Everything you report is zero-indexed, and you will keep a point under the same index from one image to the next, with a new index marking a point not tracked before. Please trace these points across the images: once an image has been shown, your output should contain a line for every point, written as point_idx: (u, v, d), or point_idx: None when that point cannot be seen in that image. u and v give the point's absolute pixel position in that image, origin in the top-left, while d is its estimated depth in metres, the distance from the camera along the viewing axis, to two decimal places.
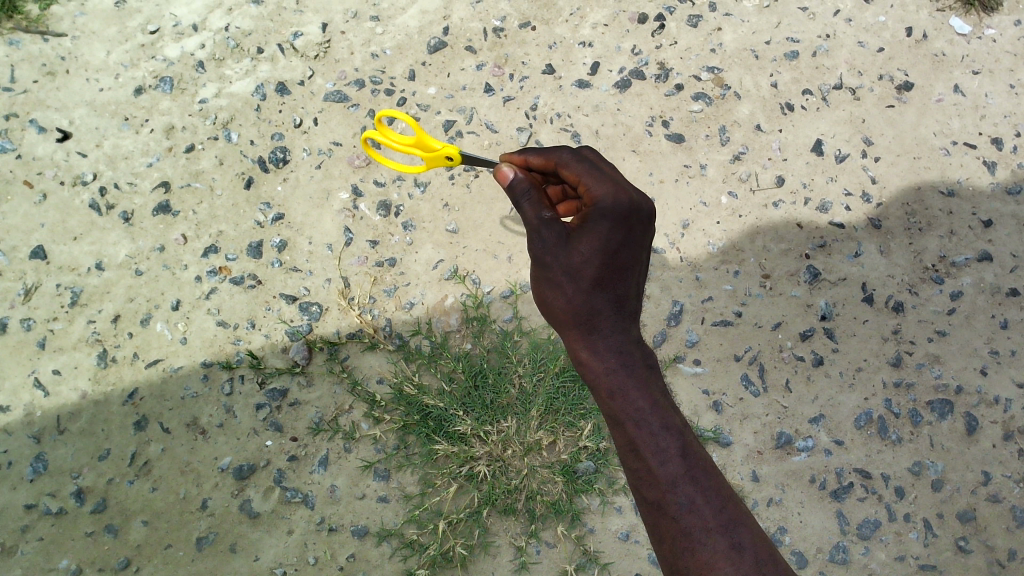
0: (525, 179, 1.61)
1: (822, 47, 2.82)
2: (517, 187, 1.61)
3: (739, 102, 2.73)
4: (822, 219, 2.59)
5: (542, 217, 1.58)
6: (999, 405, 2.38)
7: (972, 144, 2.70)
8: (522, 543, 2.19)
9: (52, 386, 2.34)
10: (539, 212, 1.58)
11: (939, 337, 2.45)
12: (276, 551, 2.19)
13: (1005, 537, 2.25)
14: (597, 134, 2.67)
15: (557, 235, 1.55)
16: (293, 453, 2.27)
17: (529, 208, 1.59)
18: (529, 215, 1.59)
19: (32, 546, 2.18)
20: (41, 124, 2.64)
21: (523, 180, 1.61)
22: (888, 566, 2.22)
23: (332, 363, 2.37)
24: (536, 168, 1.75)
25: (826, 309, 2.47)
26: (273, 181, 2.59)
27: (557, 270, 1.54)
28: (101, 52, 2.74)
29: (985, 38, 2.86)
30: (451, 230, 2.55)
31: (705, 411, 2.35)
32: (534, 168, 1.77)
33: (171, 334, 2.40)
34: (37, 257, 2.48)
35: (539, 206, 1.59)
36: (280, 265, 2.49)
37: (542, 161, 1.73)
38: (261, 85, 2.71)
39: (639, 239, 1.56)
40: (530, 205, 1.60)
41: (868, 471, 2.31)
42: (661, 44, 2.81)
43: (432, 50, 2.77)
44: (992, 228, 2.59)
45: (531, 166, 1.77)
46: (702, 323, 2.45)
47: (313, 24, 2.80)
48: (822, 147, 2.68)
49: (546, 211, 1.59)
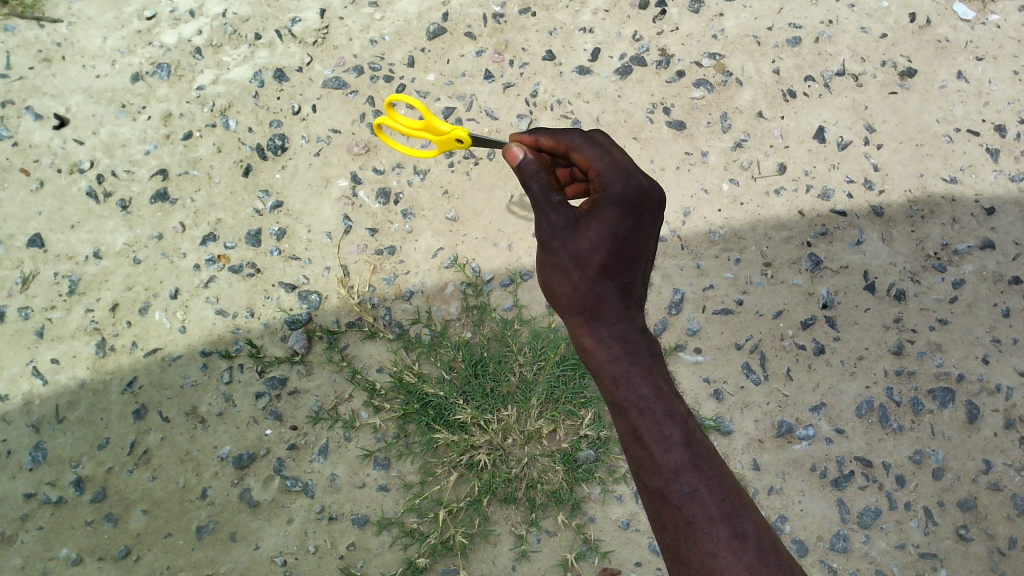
0: (534, 160, 1.53)
1: (825, 33, 2.80)
2: (526, 167, 1.53)
3: (740, 88, 2.71)
4: (823, 207, 2.58)
5: (551, 201, 1.53)
6: (1001, 393, 2.38)
7: (975, 131, 2.68)
8: (523, 532, 2.19)
9: (50, 375, 2.33)
10: (547, 193, 1.54)
11: (941, 325, 2.44)
12: (276, 540, 2.19)
13: (1006, 525, 2.24)
14: (597, 121, 2.65)
15: (565, 220, 1.52)
16: (294, 441, 2.27)
17: (537, 189, 1.53)
18: (538, 197, 1.54)
19: (32, 535, 2.17)
20: (37, 111, 2.61)
21: (534, 160, 1.52)
22: (888, 554, 2.22)
23: (331, 351, 2.36)
24: (546, 149, 1.70)
25: (827, 297, 2.46)
26: (271, 169, 2.57)
27: (565, 256, 1.52)
28: (98, 39, 2.71)
29: (989, 23, 2.83)
30: (450, 218, 2.53)
31: (706, 400, 2.35)
32: (544, 149, 1.72)
33: (170, 322, 2.39)
34: (35, 245, 2.46)
35: (547, 188, 1.54)
36: (279, 253, 2.48)
37: (552, 143, 1.68)
38: (259, 72, 2.68)
39: (647, 227, 1.55)
40: (539, 186, 1.53)
41: (868, 459, 2.31)
42: (662, 30, 2.78)
43: (432, 36, 2.75)
44: (995, 216, 2.58)
45: (541, 146, 1.72)
46: (703, 312, 2.44)
47: (311, 10, 2.77)
48: (824, 134, 2.66)
49: (554, 193, 1.54)
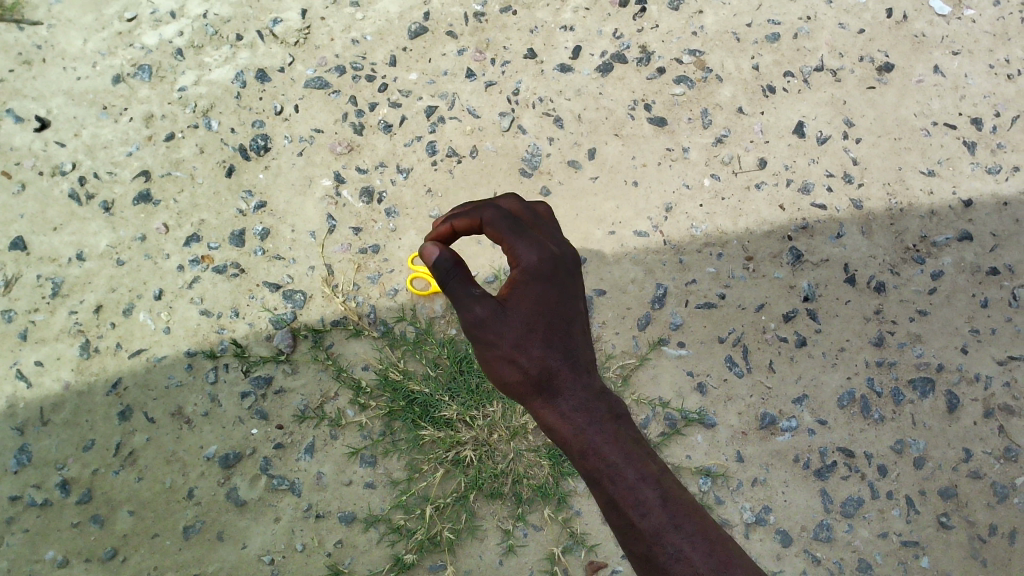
0: (449, 257, 1.52)
1: (804, 28, 2.82)
2: (438, 267, 1.52)
3: (720, 84, 2.73)
4: (803, 201, 2.61)
5: (473, 293, 1.51)
6: (980, 382, 2.41)
7: (952, 124, 2.71)
8: (509, 527, 2.21)
9: (34, 377, 2.32)
10: (468, 289, 1.52)
11: (921, 317, 2.47)
12: (264, 539, 2.19)
13: (986, 513, 2.28)
14: (579, 118, 2.67)
15: (490, 308, 1.50)
16: (280, 440, 2.28)
17: (456, 285, 1.52)
18: (458, 292, 1.51)
19: (17, 538, 2.17)
20: (18, 114, 2.61)
21: (447, 259, 1.52)
22: (871, 543, 2.25)
23: (317, 350, 2.37)
24: (463, 230, 1.66)
25: (809, 290, 2.49)
26: (254, 169, 2.58)
27: (504, 345, 1.49)
28: (78, 41, 2.71)
29: (964, 18, 2.86)
30: (434, 216, 2.54)
31: (690, 393, 2.37)
32: (460, 232, 1.67)
33: (154, 324, 2.39)
34: (17, 247, 2.46)
35: (468, 283, 1.52)
36: (263, 253, 2.48)
37: (466, 222, 1.64)
38: (241, 73, 2.69)
39: (570, 288, 1.57)
40: (459, 283, 1.52)
41: (850, 449, 2.34)
42: (642, 27, 2.80)
43: (414, 35, 2.76)
44: (972, 208, 2.61)
45: (457, 231, 1.66)
46: (686, 306, 2.47)
47: (292, 10, 2.77)
48: (803, 128, 2.69)
49: (475, 286, 1.53)
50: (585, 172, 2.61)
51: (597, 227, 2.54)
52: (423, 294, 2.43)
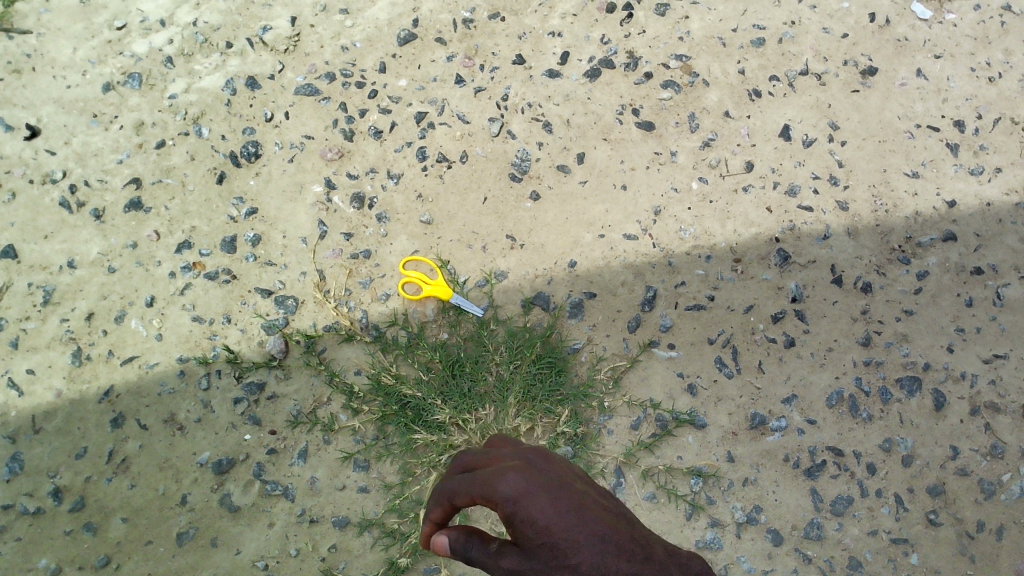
0: (458, 533, 1.27)
1: (789, 33, 2.85)
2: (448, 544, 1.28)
3: (707, 89, 2.77)
4: (790, 203, 2.64)
5: (490, 548, 1.18)
6: (966, 380, 2.44)
7: (935, 127, 2.75)
8: (503, 529, 2.23)
9: (26, 385, 2.33)
10: (487, 546, 1.19)
11: (907, 316, 2.51)
12: (258, 545, 2.21)
13: (973, 509, 2.31)
14: (568, 123, 2.69)
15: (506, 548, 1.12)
16: (273, 446, 2.28)
17: (478, 555, 1.20)
18: (484, 558, 1.18)
19: (11, 547, 2.19)
20: (8, 123, 2.61)
21: (456, 536, 1.26)
22: (860, 541, 2.30)
23: (309, 355, 2.38)
24: (434, 516, 1.35)
25: (797, 291, 2.52)
26: (245, 176, 2.59)
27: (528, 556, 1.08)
28: (68, 49, 2.71)
29: (946, 22, 2.90)
30: (425, 221, 2.55)
31: (681, 395, 2.40)
32: (435, 522, 1.36)
33: (146, 331, 2.40)
34: (8, 256, 2.46)
35: (484, 543, 1.21)
36: (254, 259, 2.49)
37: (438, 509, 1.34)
38: (231, 80, 2.69)
39: (543, 454, 1.30)
40: (475, 548, 1.21)
41: (839, 448, 2.36)
42: (630, 32, 2.83)
43: (403, 42, 2.77)
44: (956, 209, 2.65)
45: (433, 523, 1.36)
46: (676, 308, 2.49)
47: (282, 17, 2.78)
48: (790, 132, 2.72)
49: (491, 543, 1.19)
50: (574, 176, 2.63)
51: (587, 231, 2.57)
52: (414, 298, 2.44)
